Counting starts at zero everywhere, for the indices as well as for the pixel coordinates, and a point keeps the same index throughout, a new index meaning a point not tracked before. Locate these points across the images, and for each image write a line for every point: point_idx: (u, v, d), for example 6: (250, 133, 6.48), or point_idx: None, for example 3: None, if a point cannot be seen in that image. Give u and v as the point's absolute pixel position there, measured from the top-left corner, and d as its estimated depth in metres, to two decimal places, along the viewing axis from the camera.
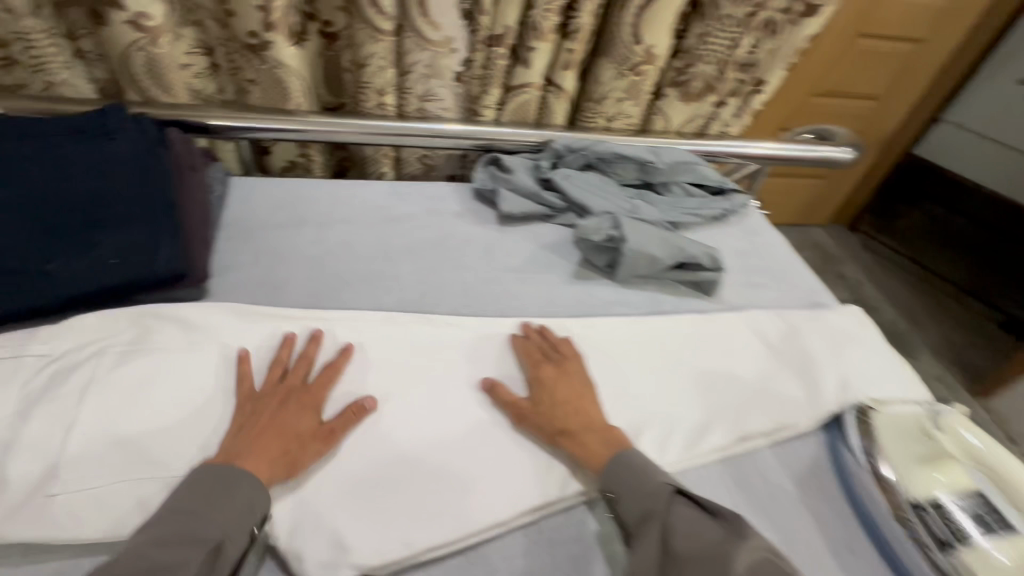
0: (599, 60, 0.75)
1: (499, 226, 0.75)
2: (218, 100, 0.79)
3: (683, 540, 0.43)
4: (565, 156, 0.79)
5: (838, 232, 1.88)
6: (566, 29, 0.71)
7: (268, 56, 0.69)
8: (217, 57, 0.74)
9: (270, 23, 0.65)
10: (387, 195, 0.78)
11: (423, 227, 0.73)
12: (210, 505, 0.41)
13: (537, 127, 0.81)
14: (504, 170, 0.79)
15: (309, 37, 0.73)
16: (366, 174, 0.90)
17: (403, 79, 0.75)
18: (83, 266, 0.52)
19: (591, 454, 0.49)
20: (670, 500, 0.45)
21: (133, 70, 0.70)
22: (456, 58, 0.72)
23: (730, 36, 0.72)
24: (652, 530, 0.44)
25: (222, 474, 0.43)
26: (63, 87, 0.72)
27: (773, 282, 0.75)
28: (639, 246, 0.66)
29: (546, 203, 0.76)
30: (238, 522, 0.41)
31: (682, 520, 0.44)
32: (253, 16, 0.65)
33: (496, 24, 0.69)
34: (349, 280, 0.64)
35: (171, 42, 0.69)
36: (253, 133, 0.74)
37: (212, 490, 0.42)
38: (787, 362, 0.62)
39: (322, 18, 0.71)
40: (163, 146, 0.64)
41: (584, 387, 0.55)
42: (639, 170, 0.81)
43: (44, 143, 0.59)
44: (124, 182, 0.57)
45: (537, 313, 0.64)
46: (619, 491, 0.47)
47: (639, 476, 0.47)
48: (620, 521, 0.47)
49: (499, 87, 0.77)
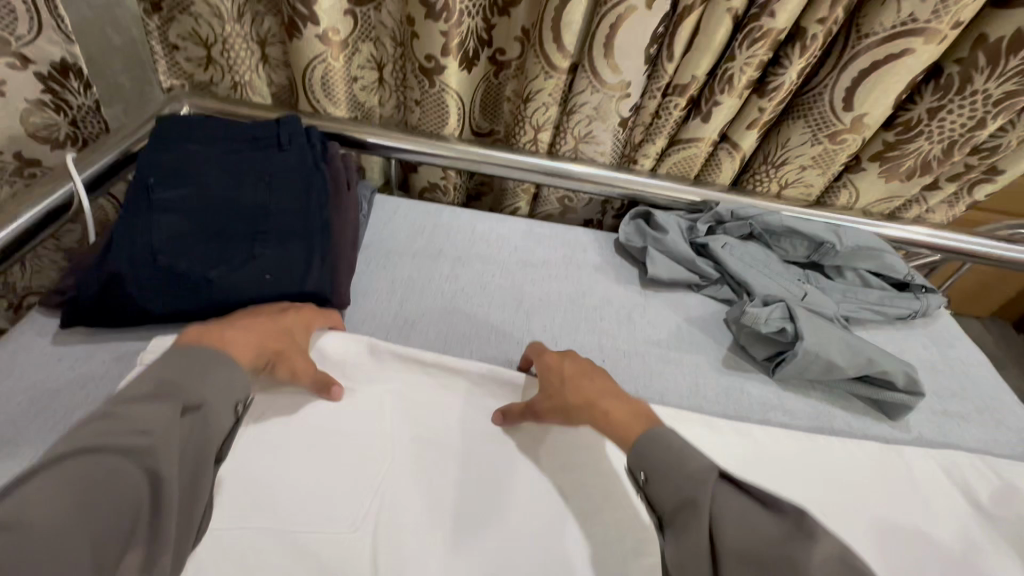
0: (789, 121, 0.67)
1: (642, 288, 0.69)
2: (377, 114, 0.80)
3: (734, 533, 0.36)
4: (726, 221, 0.70)
5: (1004, 331, 1.59)
6: (762, 85, 0.63)
7: (438, 80, 0.67)
8: (386, 73, 0.75)
9: (448, 49, 0.63)
10: (523, 234, 0.73)
11: (559, 278, 0.68)
12: (191, 378, 0.39)
13: (698, 184, 0.73)
14: (654, 227, 0.71)
15: (479, 63, 0.71)
16: (501, 204, 0.86)
17: (565, 118, 0.70)
18: (241, 278, 0.52)
19: (615, 418, 0.45)
20: (715, 485, 0.38)
21: (309, 81, 0.71)
22: (628, 103, 0.66)
23: (973, 117, 0.59)
24: (694, 521, 0.37)
25: (200, 353, 0.41)
26: (246, 88, 0.75)
27: (975, 415, 0.61)
28: (817, 349, 0.56)
29: (699, 272, 0.68)
30: (219, 393, 0.39)
31: (732, 511, 0.37)
32: (434, 41, 0.63)
33: (683, 73, 0.63)
34: (480, 328, 0.60)
35: (346, 57, 0.70)
36: (405, 154, 0.73)
37: (194, 364, 0.40)
38: (1005, 536, 0.49)
39: (495, 45, 0.70)
40: (322, 162, 0.63)
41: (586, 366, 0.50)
42: (811, 248, 0.69)
43: (223, 148, 0.61)
44: (287, 195, 0.58)
45: (680, 403, 0.57)
46: (653, 470, 0.41)
47: (675, 456, 0.40)
48: (651, 507, 0.41)
49: (665, 137, 0.70)
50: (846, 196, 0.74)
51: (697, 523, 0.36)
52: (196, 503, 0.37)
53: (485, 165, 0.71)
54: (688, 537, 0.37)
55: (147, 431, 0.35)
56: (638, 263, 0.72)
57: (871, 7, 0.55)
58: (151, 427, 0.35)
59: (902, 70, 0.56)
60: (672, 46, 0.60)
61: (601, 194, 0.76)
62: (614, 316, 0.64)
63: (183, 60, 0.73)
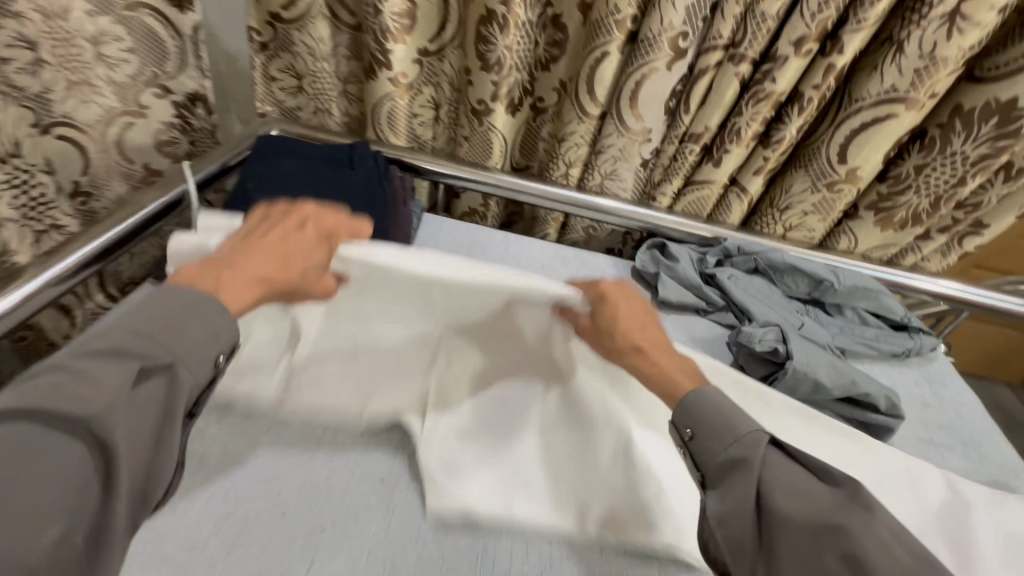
0: (792, 169, 0.75)
1: (653, 309, 0.77)
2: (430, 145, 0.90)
3: (786, 500, 0.40)
4: (733, 256, 0.78)
5: None
6: (767, 138, 0.72)
7: (486, 120, 0.78)
8: (442, 111, 0.86)
9: (497, 95, 0.75)
10: (551, 255, 0.83)
11: None
12: (164, 332, 0.38)
13: (709, 222, 0.81)
14: (667, 257, 0.79)
15: (522, 108, 0.82)
16: (532, 230, 0.97)
17: (592, 157, 0.80)
18: None
19: (666, 377, 0.49)
20: (765, 450, 0.43)
21: (376, 115, 0.83)
22: (648, 147, 0.76)
23: (955, 173, 0.68)
24: (742, 479, 0.42)
25: (184, 300, 0.40)
26: (325, 113, 0.89)
27: (960, 448, 0.65)
28: (806, 368, 0.62)
29: (706, 299, 0.75)
30: (197, 348, 0.39)
31: (778, 473, 0.42)
32: (485, 88, 0.75)
33: (696, 123, 0.72)
34: None
35: (410, 97, 0.83)
36: (452, 181, 0.82)
37: (171, 315, 0.39)
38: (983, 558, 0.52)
39: (536, 94, 0.80)
40: (386, 179, 0.75)
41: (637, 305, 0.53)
42: (812, 286, 0.75)
43: (305, 163, 0.73)
44: (356, 205, 0.69)
45: None
46: (698, 428, 0.45)
47: (724, 420, 0.45)
48: (694, 464, 0.45)
49: (681, 179, 0.79)
50: (847, 241, 0.82)
51: (745, 479, 0.41)
52: (158, 468, 0.36)
53: (520, 192, 0.81)
54: (732, 492, 0.42)
55: (99, 390, 0.34)
56: (651, 287, 0.80)
57: (862, 77, 0.65)
58: (105, 386, 0.34)
59: (889, 131, 0.65)
60: (688, 101, 0.70)
61: (622, 225, 0.85)
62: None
63: (278, 90, 0.88)
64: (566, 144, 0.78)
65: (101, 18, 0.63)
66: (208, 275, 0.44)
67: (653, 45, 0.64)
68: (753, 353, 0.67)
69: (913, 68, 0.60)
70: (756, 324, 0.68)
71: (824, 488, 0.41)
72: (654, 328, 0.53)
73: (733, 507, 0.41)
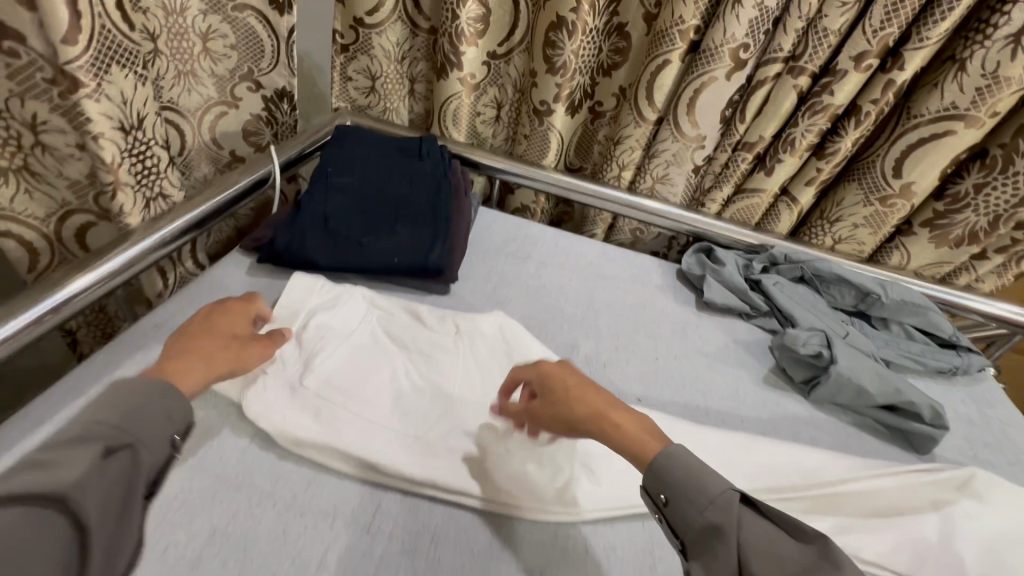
0: (847, 182, 0.76)
1: (697, 310, 0.79)
2: (490, 143, 0.96)
3: (759, 562, 0.38)
4: (780, 263, 0.80)
5: None
6: (821, 150, 0.74)
7: (547, 120, 0.83)
8: (504, 110, 0.92)
9: (560, 97, 0.79)
10: (599, 253, 0.86)
11: (625, 291, 0.80)
12: (125, 418, 0.36)
13: (758, 230, 0.83)
14: (714, 261, 0.82)
15: (580, 111, 0.86)
16: (580, 230, 1.01)
17: (646, 161, 0.83)
18: (384, 246, 0.68)
19: (636, 443, 0.45)
20: (738, 512, 0.40)
21: (444, 112, 0.89)
22: (702, 153, 0.79)
23: (1016, 194, 0.69)
24: (723, 548, 0.39)
25: (146, 383, 0.39)
26: (393, 112, 0.96)
27: (1008, 466, 0.65)
28: (848, 372, 0.63)
29: (751, 303, 0.77)
30: (160, 431, 0.38)
31: (753, 531, 0.39)
32: (549, 90, 0.79)
33: (751, 133, 0.75)
34: (557, 317, 0.73)
35: (476, 96, 0.88)
36: (510, 176, 0.88)
37: (138, 402, 0.38)
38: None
39: (596, 98, 0.85)
40: (450, 172, 0.79)
41: (585, 379, 0.50)
42: (858, 298, 0.76)
43: (378, 151, 0.79)
44: (424, 192, 0.74)
45: (722, 403, 0.66)
46: (673, 497, 0.42)
47: (697, 478, 0.41)
48: (673, 532, 0.43)
49: (732, 185, 0.82)
50: (898, 256, 0.82)
51: (726, 547, 0.39)
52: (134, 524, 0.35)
53: (573, 191, 0.85)
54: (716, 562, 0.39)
55: (63, 478, 0.32)
56: (696, 289, 0.82)
57: (921, 94, 0.66)
58: (70, 472, 0.32)
59: (946, 149, 0.66)
60: (744, 110, 0.72)
61: (669, 229, 0.87)
62: (670, 326, 0.75)
63: (352, 89, 0.94)
64: (621, 147, 0.82)
65: (211, 16, 0.70)
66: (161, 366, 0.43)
67: (715, 55, 0.68)
68: (796, 356, 0.68)
69: (974, 86, 0.61)
70: (800, 328, 0.70)
71: (799, 548, 0.39)
72: (620, 401, 0.49)
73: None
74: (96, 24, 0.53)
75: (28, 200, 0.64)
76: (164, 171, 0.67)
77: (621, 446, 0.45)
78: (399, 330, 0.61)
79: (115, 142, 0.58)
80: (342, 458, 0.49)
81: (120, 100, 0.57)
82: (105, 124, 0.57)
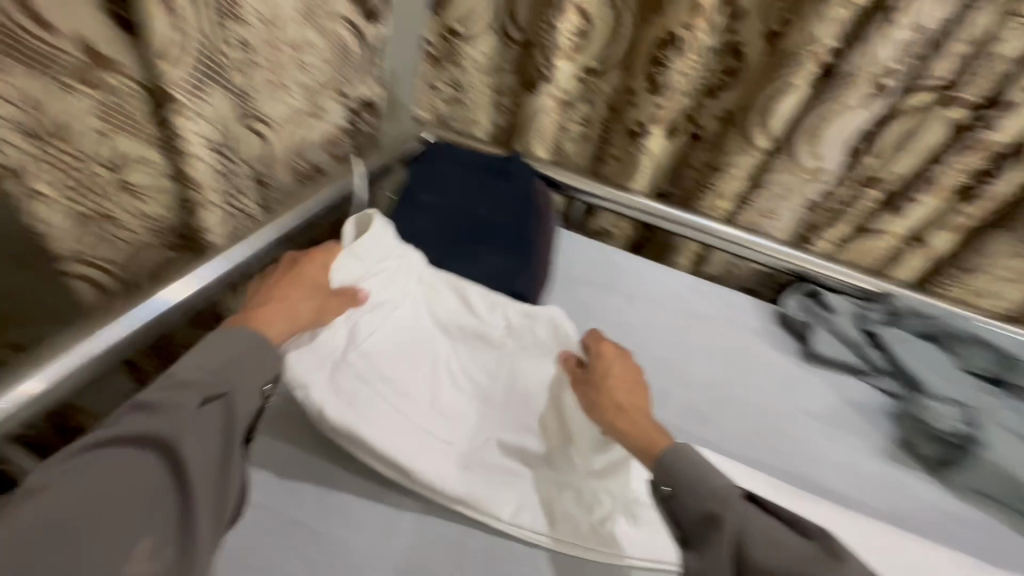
0: (995, 232, 0.71)
1: (801, 360, 0.72)
2: (574, 163, 0.88)
3: (762, 550, 0.41)
4: (903, 315, 0.70)
5: None
6: (968, 193, 0.69)
7: (642, 142, 0.78)
8: (593, 128, 0.84)
9: (660, 117, 0.74)
10: (688, 287, 0.78)
11: (721, 333, 0.72)
12: (220, 361, 0.40)
13: (877, 275, 0.76)
14: (823, 306, 0.74)
15: (678, 133, 0.78)
16: (663, 257, 0.95)
17: (749, 191, 0.77)
18: (467, 270, 0.65)
19: (652, 439, 0.50)
20: (737, 502, 0.43)
21: (527, 129, 0.83)
22: (818, 187, 0.73)
23: None
24: (718, 536, 0.42)
25: (233, 338, 0.42)
26: (473, 124, 0.93)
27: None
28: (1005, 461, 0.57)
29: (866, 359, 0.70)
30: (248, 381, 0.41)
31: (760, 532, 0.42)
32: (647, 109, 0.75)
33: (884, 169, 0.70)
34: (645, 358, 0.67)
35: (564, 113, 0.82)
36: (592, 198, 0.82)
37: (233, 353, 0.41)
38: None
39: (698, 121, 0.76)
40: (529, 198, 0.72)
41: (626, 373, 0.55)
42: (999, 362, 0.66)
43: (461, 168, 0.76)
44: (509, 214, 0.70)
45: (835, 483, 0.59)
46: (678, 485, 0.46)
47: (702, 473, 0.46)
48: (675, 522, 0.46)
49: (852, 225, 0.77)
50: None
51: (726, 536, 0.42)
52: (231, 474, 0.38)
53: (663, 220, 0.79)
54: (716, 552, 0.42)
55: (161, 425, 0.36)
56: (798, 336, 0.75)
57: None
58: (168, 419, 0.36)
59: None
60: (882, 147, 0.68)
61: (767, 266, 0.80)
62: (772, 378, 0.68)
63: (437, 99, 0.91)
64: (721, 175, 0.77)
65: (306, 26, 0.63)
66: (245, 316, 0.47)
67: (851, 79, 0.62)
68: (933, 433, 0.62)
69: None
70: (940, 400, 0.63)
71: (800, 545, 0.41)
72: (643, 396, 0.54)
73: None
74: (202, 42, 0.50)
75: (109, 245, 0.56)
76: (244, 188, 0.65)
77: (633, 437, 0.50)
78: (447, 315, 0.57)
79: (209, 163, 0.55)
80: (449, 500, 0.50)
81: (214, 119, 0.54)
82: (200, 145, 0.53)
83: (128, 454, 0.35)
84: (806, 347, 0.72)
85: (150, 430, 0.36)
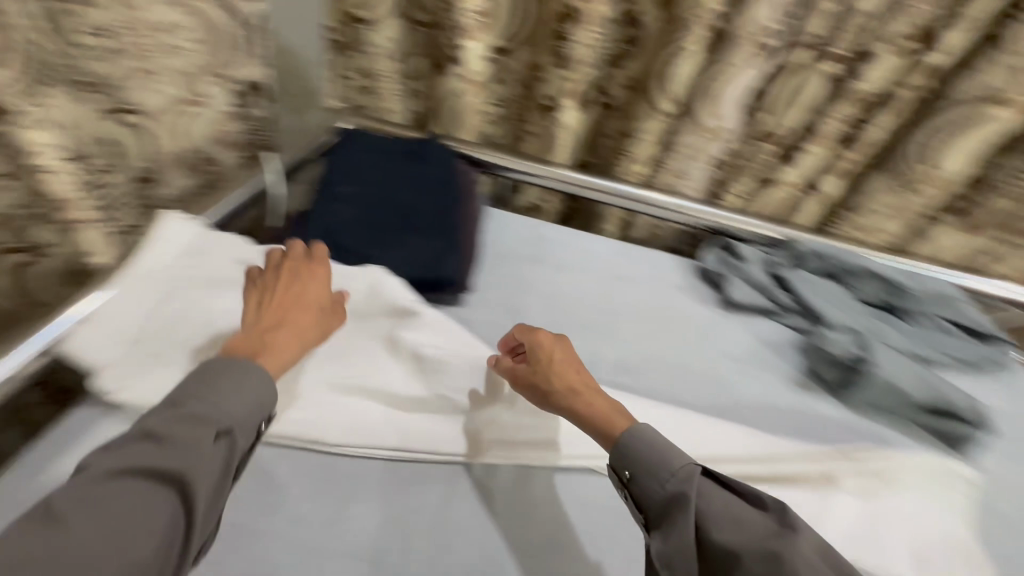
0: (876, 171, 0.77)
1: (721, 308, 0.76)
2: (493, 142, 0.89)
3: (696, 503, 0.47)
4: (807, 258, 0.78)
5: None
6: (850, 138, 0.74)
7: (554, 117, 0.81)
8: (507, 108, 0.84)
9: (568, 90, 0.77)
10: (615, 252, 0.82)
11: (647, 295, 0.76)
12: (224, 400, 0.46)
13: (773, 223, 0.84)
14: (736, 257, 0.80)
15: (590, 105, 0.80)
16: (590, 226, 0.97)
17: (662, 156, 0.81)
18: (398, 257, 0.66)
19: (606, 421, 0.54)
20: (642, 440, 0.51)
21: (446, 109, 0.86)
22: (718, 146, 0.78)
23: None
24: (618, 476, 0.52)
25: (227, 364, 0.49)
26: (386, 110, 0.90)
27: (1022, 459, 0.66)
28: (891, 375, 0.64)
29: (777, 301, 0.75)
30: (248, 417, 0.47)
31: (662, 464, 0.49)
32: (556, 84, 0.78)
33: (777, 123, 0.75)
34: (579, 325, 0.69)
35: (475, 92, 0.82)
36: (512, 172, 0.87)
37: (236, 383, 0.48)
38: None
39: (606, 92, 0.78)
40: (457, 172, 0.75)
41: (570, 352, 0.59)
42: (884, 291, 0.75)
43: (385, 153, 0.75)
44: (435, 197, 0.71)
45: (752, 418, 0.63)
46: (484, 398, 0.60)
47: (662, 452, 0.50)
48: (617, 472, 0.52)
49: (753, 179, 0.82)
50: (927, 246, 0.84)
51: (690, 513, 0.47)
52: (213, 515, 0.44)
53: (583, 187, 0.85)
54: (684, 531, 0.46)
55: (181, 462, 0.42)
56: (717, 289, 0.80)
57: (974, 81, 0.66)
58: (185, 456, 0.42)
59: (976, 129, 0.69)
60: (771, 104, 0.72)
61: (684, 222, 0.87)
62: (691, 328, 0.72)
63: (347, 88, 0.88)
64: (632, 141, 0.81)
65: None
66: (256, 341, 0.52)
67: (736, 41, 0.68)
68: (830, 358, 0.68)
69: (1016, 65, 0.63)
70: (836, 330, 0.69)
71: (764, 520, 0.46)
72: (590, 377, 0.59)
73: (682, 559, 0.46)
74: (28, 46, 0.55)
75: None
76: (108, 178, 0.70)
77: (596, 422, 0.55)
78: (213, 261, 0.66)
79: (66, 168, 0.63)
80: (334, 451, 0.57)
81: (68, 125, 0.62)
82: (50, 151, 0.60)
83: (137, 483, 0.41)
84: (724, 295, 0.77)
85: (160, 472, 0.41)
